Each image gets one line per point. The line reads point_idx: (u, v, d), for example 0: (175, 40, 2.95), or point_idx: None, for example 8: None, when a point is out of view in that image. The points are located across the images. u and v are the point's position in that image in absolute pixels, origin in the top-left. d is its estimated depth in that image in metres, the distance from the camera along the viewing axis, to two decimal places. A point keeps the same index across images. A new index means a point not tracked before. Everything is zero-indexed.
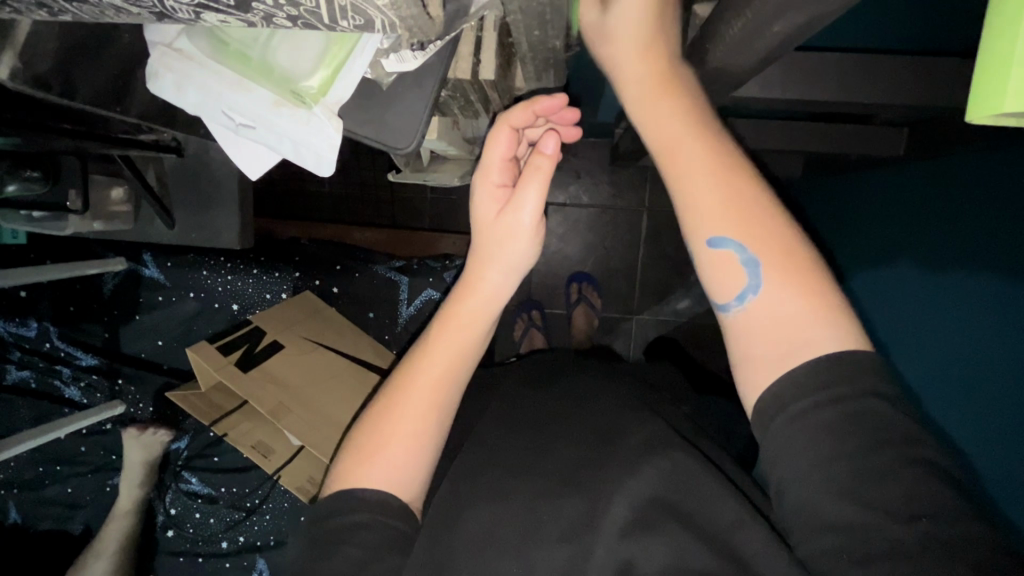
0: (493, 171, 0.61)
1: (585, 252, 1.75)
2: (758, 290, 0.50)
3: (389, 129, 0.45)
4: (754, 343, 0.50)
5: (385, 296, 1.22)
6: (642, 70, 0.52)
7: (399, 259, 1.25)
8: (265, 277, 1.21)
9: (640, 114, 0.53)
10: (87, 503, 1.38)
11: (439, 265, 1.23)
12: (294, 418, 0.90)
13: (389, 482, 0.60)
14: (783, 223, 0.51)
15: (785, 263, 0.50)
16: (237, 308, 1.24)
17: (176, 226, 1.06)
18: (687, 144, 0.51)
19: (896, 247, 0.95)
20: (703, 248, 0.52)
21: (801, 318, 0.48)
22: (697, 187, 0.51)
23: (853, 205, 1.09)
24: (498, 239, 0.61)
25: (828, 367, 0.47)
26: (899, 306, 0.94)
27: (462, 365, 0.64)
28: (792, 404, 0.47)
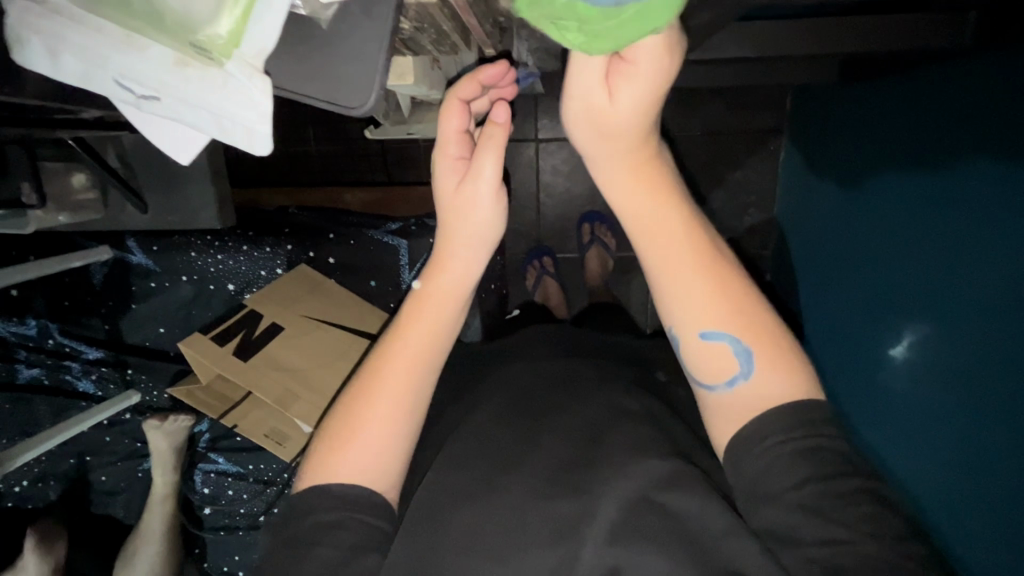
0: (449, 144, 0.59)
1: (594, 188, 1.63)
2: (748, 376, 0.51)
3: (333, 87, 0.39)
4: (740, 419, 0.51)
5: (385, 262, 1.14)
6: (629, 163, 0.50)
7: (396, 220, 1.15)
8: (257, 254, 1.14)
9: (621, 203, 0.52)
10: (122, 489, 1.40)
11: (437, 223, 1.13)
12: (302, 404, 0.86)
13: (365, 475, 0.58)
14: (757, 306, 0.52)
15: (764, 342, 0.51)
16: (233, 289, 1.17)
17: (149, 211, 0.97)
18: (676, 251, 0.51)
19: (943, 171, 0.84)
20: (693, 340, 0.52)
21: (789, 394, 0.50)
22: (688, 288, 0.51)
23: (907, 117, 0.94)
24: (457, 213, 0.60)
25: (801, 416, 0.49)
26: (908, 245, 0.91)
27: (442, 341, 0.61)
28: (768, 442, 0.49)
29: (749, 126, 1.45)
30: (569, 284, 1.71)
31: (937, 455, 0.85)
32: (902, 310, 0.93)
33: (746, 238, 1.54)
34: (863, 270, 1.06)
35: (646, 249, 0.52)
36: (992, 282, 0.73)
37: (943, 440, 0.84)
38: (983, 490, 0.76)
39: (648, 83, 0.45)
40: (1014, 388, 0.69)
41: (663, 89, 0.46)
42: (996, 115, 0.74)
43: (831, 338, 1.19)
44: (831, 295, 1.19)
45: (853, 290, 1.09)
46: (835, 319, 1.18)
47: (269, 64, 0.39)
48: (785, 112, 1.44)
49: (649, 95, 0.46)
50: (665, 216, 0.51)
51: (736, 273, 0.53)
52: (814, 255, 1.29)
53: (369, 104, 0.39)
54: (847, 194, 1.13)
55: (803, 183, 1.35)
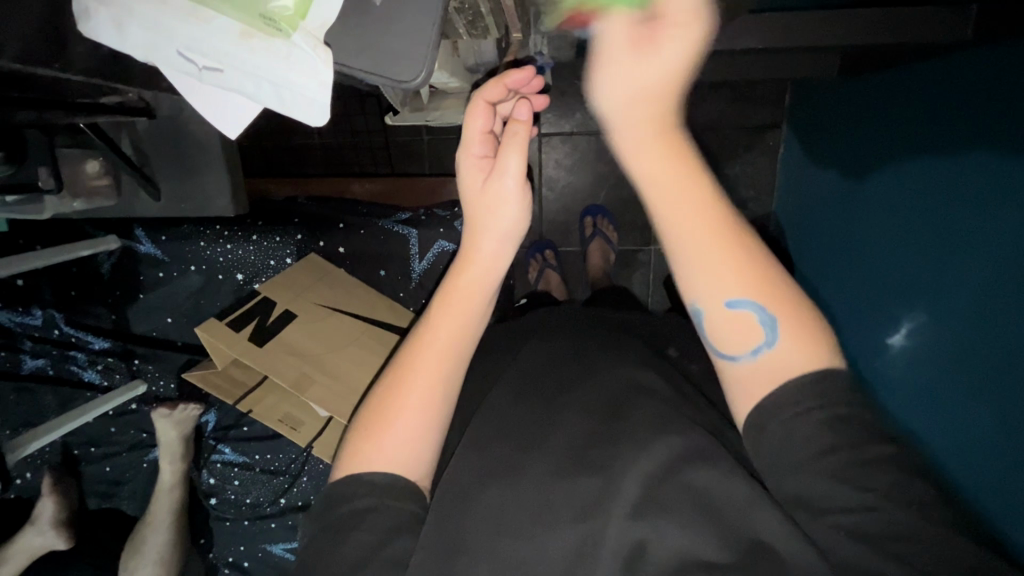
0: (473, 144, 0.64)
1: (597, 182, 1.65)
2: (771, 345, 0.51)
3: (389, 60, 0.42)
4: (761, 391, 0.51)
5: (395, 252, 1.14)
6: (648, 117, 0.48)
7: (405, 210, 1.15)
8: (266, 243, 1.14)
9: (644, 155, 0.49)
10: (127, 480, 1.40)
11: (447, 213, 1.14)
12: (319, 388, 0.87)
13: (401, 461, 0.60)
14: (782, 280, 0.52)
15: (789, 313, 0.51)
16: (242, 278, 1.18)
17: (162, 198, 0.97)
18: (694, 207, 0.49)
19: (946, 164, 0.86)
20: (719, 308, 0.52)
21: (810, 363, 0.50)
22: (709, 254, 0.50)
23: (909, 111, 0.96)
24: (485, 207, 0.62)
25: (827, 382, 0.50)
26: (906, 232, 0.95)
27: (471, 330, 0.64)
28: (789, 409, 0.50)
29: (750, 120, 1.48)
30: (571, 277, 1.73)
31: (947, 443, 0.86)
32: (907, 301, 0.95)
33: None
34: (868, 262, 1.08)
35: (664, 218, 0.50)
36: (986, 273, 0.77)
37: (951, 426, 0.85)
38: (992, 479, 0.77)
39: (678, 51, 0.46)
40: (1012, 357, 0.72)
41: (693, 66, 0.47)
42: (995, 107, 0.77)
43: (834, 330, 1.21)
44: (836, 287, 1.21)
45: (857, 284, 1.12)
46: (840, 312, 1.19)
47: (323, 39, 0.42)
48: (785, 108, 1.47)
49: (680, 65, 0.47)
50: (681, 176, 0.49)
51: (755, 245, 0.52)
52: (817, 247, 1.30)
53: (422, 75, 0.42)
54: (848, 187, 1.15)
55: (805, 176, 1.37)
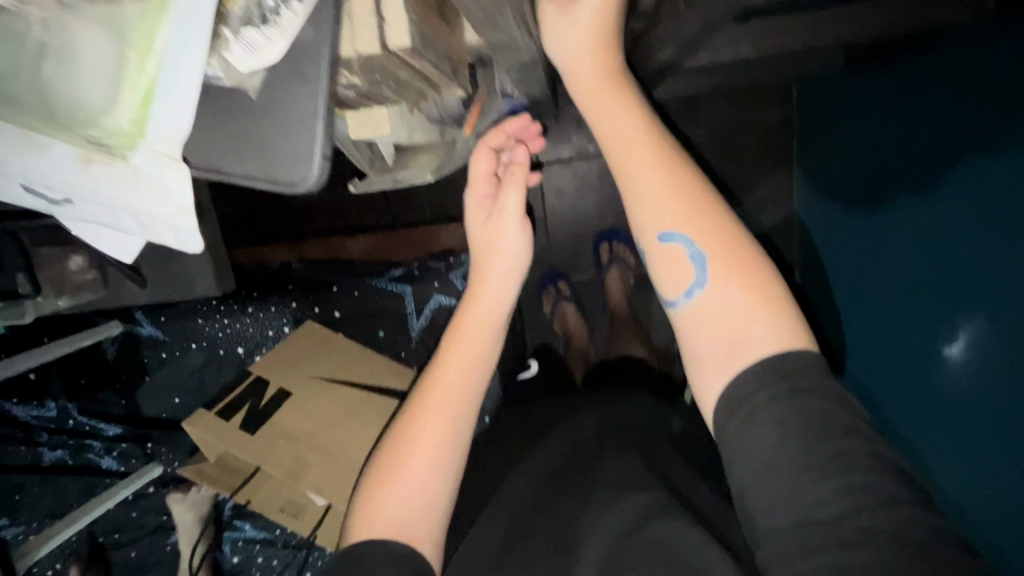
0: (478, 185, 0.65)
1: (603, 207, 1.57)
2: (704, 284, 0.50)
3: (269, 163, 0.41)
4: (701, 339, 0.50)
5: (392, 310, 1.08)
6: (596, 74, 0.56)
7: (398, 266, 1.11)
8: (262, 314, 1.11)
9: (590, 104, 0.56)
10: (153, 565, 1.37)
11: (441, 265, 1.08)
12: (315, 473, 0.82)
13: (410, 523, 0.56)
14: (734, 233, 0.52)
15: (728, 254, 0.50)
16: (243, 352, 1.15)
17: (149, 285, 0.94)
18: (636, 141, 0.53)
19: (974, 157, 0.80)
20: (653, 242, 0.52)
21: (742, 307, 0.49)
22: (646, 188, 0.52)
23: (924, 106, 0.90)
24: (488, 246, 0.63)
25: (775, 360, 0.47)
26: (925, 224, 0.90)
27: (482, 376, 0.60)
28: (755, 393, 0.47)
29: (757, 125, 1.38)
30: (588, 307, 1.65)
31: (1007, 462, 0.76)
32: (946, 315, 0.87)
33: (769, 240, 1.45)
34: (892, 270, 1.00)
35: (610, 149, 0.54)
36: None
37: (999, 440, 0.77)
38: None
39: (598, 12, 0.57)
40: None
41: (610, 31, 0.57)
42: (1020, 91, 0.72)
43: (871, 357, 1.09)
44: (861, 310, 1.11)
45: (873, 303, 1.06)
46: (873, 342, 1.08)
47: (187, 147, 0.42)
48: (794, 107, 1.37)
49: (598, 21, 0.57)
50: (625, 115, 0.54)
51: (718, 203, 0.53)
52: (839, 263, 1.20)
53: (313, 174, 0.41)
54: (863, 199, 1.08)
55: (821, 179, 1.26)
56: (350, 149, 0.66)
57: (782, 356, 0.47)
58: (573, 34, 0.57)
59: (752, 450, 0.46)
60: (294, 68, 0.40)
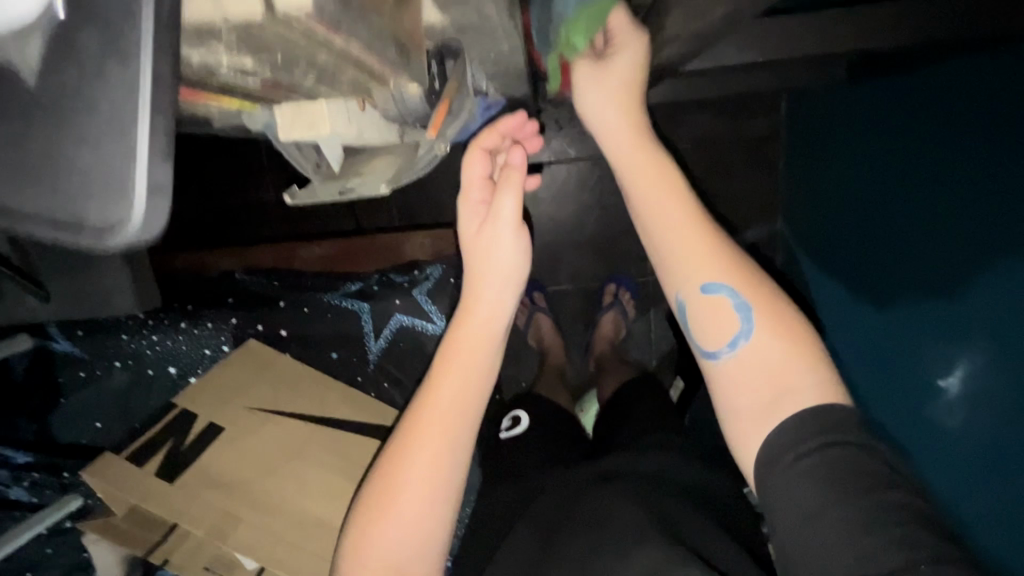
0: (471, 189, 0.56)
1: (582, 216, 1.45)
2: (749, 336, 0.49)
3: (79, 191, 0.27)
4: (743, 396, 0.49)
5: (347, 330, 0.96)
6: (625, 119, 0.55)
7: (355, 279, 0.98)
8: (197, 331, 0.97)
9: (625, 151, 0.54)
10: None
11: (403, 279, 0.95)
12: (247, 529, 0.70)
13: (403, 558, 0.52)
14: (767, 288, 0.51)
15: (764, 306, 0.50)
16: (176, 372, 0.99)
17: (51, 298, 0.83)
18: (668, 190, 0.52)
19: (977, 180, 0.73)
20: (694, 293, 0.51)
21: (781, 362, 0.48)
22: (681, 240, 0.51)
23: (931, 119, 0.82)
24: (478, 258, 0.54)
25: (818, 414, 0.46)
26: (918, 243, 0.84)
27: (471, 409, 0.54)
28: (793, 453, 0.45)
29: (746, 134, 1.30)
30: (564, 320, 1.54)
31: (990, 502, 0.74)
32: (927, 340, 0.83)
33: (755, 254, 1.38)
34: (873, 303, 0.96)
35: (643, 199, 0.52)
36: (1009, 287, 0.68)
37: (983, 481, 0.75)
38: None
39: (628, 63, 0.55)
40: None
41: (638, 76, 0.56)
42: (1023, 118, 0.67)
43: (857, 378, 1.04)
44: (841, 339, 1.06)
45: (858, 315, 1.02)
46: (854, 353, 1.05)
47: None
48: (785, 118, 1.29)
49: (629, 74, 0.56)
50: (660, 166, 0.53)
51: (743, 254, 0.52)
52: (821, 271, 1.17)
53: (138, 217, 0.27)
54: (846, 229, 1.05)
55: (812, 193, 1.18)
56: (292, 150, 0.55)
57: (828, 411, 0.46)
58: (604, 79, 0.55)
59: (790, 506, 0.45)
60: (95, 30, 0.26)
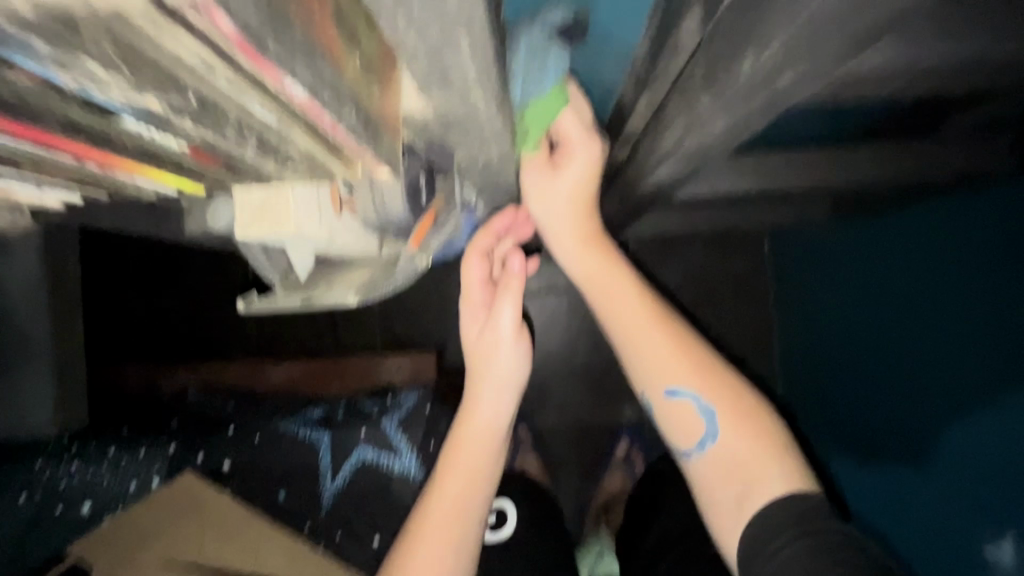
0: (472, 293, 0.57)
1: (572, 345, 1.38)
2: (716, 437, 0.48)
3: None
4: (719, 491, 0.48)
5: (301, 465, 0.80)
6: (574, 216, 0.51)
7: (320, 404, 0.86)
8: (129, 459, 0.79)
9: (572, 252, 0.52)
10: None
11: (373, 407, 0.84)
12: None
13: None
14: (732, 379, 0.50)
15: (732, 404, 0.48)
16: (87, 513, 0.74)
17: None
18: (628, 299, 0.51)
19: (953, 308, 0.67)
20: (659, 396, 0.50)
21: (753, 455, 0.47)
22: (644, 340, 0.50)
23: (892, 244, 0.78)
24: (482, 360, 0.55)
25: (788, 509, 0.44)
26: (878, 365, 0.78)
27: (477, 516, 0.54)
28: (776, 539, 0.43)
29: None
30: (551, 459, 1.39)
31: None
32: (900, 480, 0.74)
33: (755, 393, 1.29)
34: (843, 428, 0.87)
35: (601, 302, 0.52)
36: (990, 434, 0.60)
37: None
38: None
39: (586, 155, 0.47)
40: None
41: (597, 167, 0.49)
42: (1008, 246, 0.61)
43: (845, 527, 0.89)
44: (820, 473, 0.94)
45: (831, 444, 0.90)
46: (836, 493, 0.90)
47: None
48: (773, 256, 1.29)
49: (589, 160, 0.48)
50: (617, 274, 0.52)
51: (701, 346, 0.51)
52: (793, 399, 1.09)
53: None
54: (818, 345, 0.98)
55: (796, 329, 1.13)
56: (258, 257, 0.53)
57: (799, 503, 0.44)
58: (545, 178, 0.48)
59: None
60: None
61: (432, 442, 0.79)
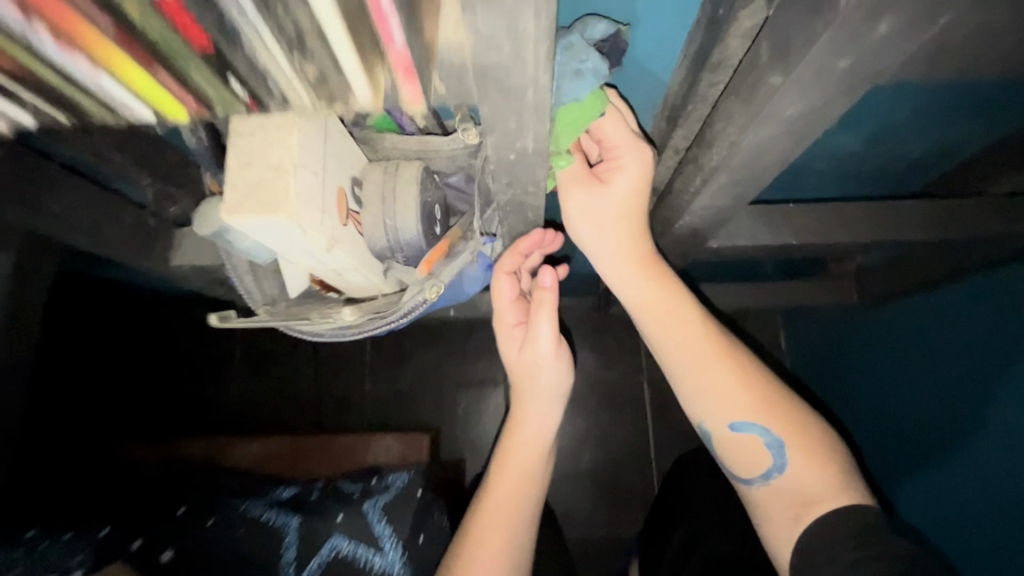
0: (505, 314, 0.56)
1: (578, 446, 1.23)
2: (782, 469, 0.50)
3: None
4: (779, 514, 0.50)
5: (261, 561, 0.62)
6: (641, 253, 0.51)
7: (291, 483, 0.72)
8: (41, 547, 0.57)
9: (635, 295, 0.52)
10: None
11: (354, 488, 0.72)
12: None
13: None
14: (792, 407, 0.51)
15: (794, 432, 0.50)
16: None
17: None
18: (694, 334, 0.51)
19: (985, 375, 0.66)
20: (724, 430, 0.51)
21: (815, 477, 0.49)
22: (709, 378, 0.51)
23: (919, 309, 0.78)
24: (525, 380, 0.56)
25: (852, 523, 0.46)
26: (901, 424, 0.79)
27: (524, 522, 0.53)
28: (845, 551, 0.44)
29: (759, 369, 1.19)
30: None
31: None
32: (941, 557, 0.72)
33: None
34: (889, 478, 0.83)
35: (661, 336, 0.52)
36: (1003, 526, 0.61)
37: None
38: None
39: (636, 181, 0.47)
40: None
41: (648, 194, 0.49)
42: None
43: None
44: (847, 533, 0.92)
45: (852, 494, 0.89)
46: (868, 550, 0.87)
47: None
48: None
49: (637, 189, 0.48)
50: (682, 306, 0.52)
51: (763, 376, 0.52)
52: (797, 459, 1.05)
53: None
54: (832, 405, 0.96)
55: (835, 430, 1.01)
56: (247, 280, 0.47)
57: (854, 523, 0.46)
58: (602, 207, 0.48)
59: None
60: None
61: (422, 536, 0.67)
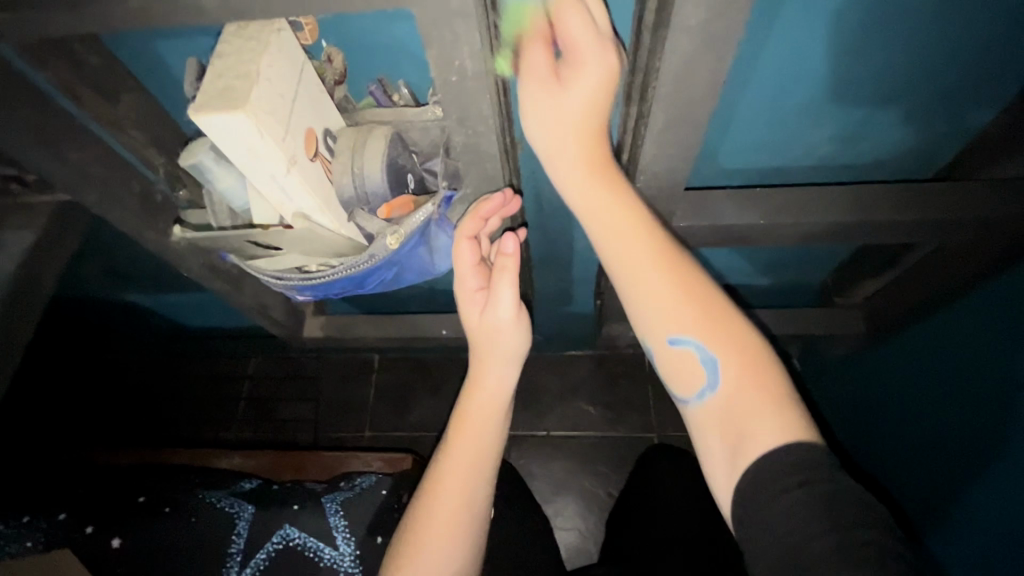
0: (465, 279, 0.54)
1: (586, 506, 1.14)
2: (716, 388, 0.46)
3: None
4: (718, 440, 0.45)
5: (210, 549, 0.61)
6: (586, 139, 0.46)
7: (257, 478, 0.71)
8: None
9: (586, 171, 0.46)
10: None
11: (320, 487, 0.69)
12: None
13: None
14: (740, 327, 0.47)
15: (740, 355, 0.46)
16: None
17: None
18: (635, 237, 0.47)
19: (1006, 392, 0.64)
20: (662, 345, 0.47)
21: (760, 401, 0.44)
22: (647, 281, 0.47)
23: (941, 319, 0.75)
24: (482, 334, 0.54)
25: (792, 456, 0.41)
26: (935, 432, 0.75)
27: (482, 479, 0.55)
28: (774, 486, 0.41)
29: None
30: None
31: None
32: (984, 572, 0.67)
33: None
34: (916, 489, 0.81)
35: (601, 239, 0.48)
36: None
37: None
38: None
39: (597, 79, 0.43)
40: None
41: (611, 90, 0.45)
42: None
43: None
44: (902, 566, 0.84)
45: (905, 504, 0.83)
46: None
47: None
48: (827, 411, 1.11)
49: (597, 92, 0.44)
50: (627, 206, 0.48)
51: (712, 290, 0.48)
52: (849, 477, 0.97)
53: None
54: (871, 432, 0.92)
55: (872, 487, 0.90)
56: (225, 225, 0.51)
57: (793, 454, 0.41)
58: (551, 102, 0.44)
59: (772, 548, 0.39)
60: None
61: (380, 537, 0.63)
